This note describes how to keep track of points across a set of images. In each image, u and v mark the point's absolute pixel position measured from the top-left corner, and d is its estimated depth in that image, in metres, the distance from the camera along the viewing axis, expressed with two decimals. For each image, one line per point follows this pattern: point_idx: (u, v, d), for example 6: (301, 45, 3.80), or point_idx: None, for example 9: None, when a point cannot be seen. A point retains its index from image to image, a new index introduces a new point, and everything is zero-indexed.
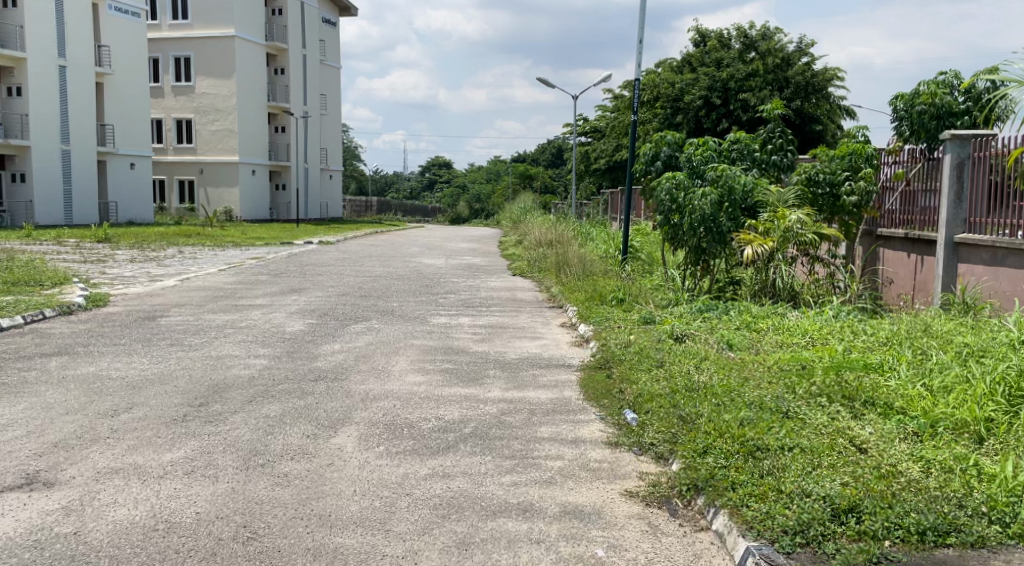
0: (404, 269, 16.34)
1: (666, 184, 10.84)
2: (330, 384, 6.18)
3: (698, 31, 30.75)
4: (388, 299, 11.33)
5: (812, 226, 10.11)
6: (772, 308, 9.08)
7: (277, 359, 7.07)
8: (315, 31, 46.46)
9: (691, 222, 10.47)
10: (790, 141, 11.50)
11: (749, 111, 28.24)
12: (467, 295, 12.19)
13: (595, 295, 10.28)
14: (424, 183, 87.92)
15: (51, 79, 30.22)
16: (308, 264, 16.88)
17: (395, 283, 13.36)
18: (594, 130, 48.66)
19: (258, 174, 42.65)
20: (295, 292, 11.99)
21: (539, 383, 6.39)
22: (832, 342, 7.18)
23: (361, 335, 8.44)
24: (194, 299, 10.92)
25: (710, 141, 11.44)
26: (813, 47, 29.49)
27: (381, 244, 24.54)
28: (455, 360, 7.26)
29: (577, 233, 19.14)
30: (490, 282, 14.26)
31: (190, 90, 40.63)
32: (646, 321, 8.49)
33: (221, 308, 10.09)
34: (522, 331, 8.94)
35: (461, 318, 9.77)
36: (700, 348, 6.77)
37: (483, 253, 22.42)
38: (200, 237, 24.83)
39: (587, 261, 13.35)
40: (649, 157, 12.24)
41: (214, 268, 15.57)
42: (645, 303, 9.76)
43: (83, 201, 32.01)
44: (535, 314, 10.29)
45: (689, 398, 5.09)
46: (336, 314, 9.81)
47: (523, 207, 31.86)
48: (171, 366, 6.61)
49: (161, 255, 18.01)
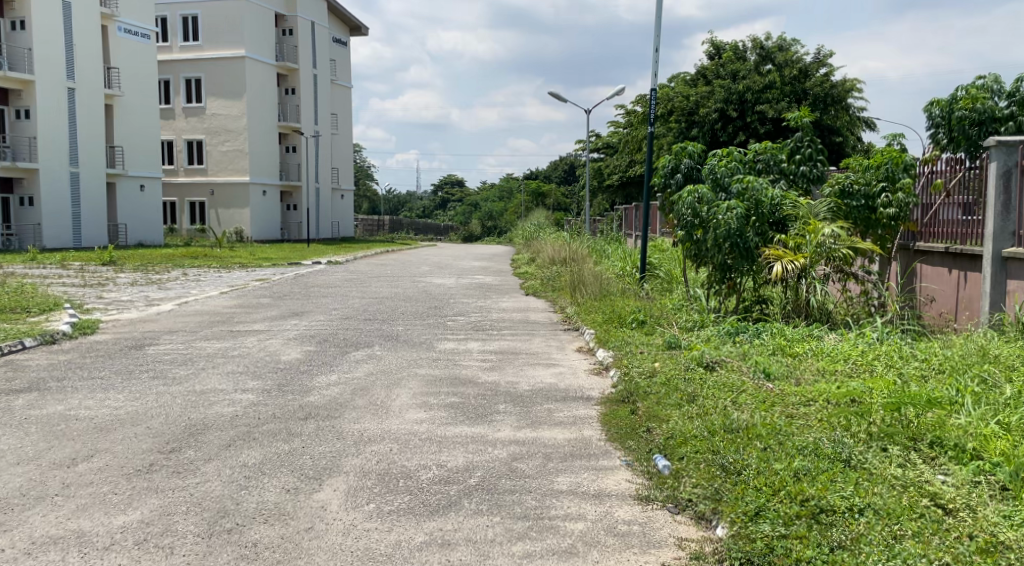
0: (413, 289, 15.73)
1: (688, 197, 10.20)
2: (321, 423, 5.53)
3: (713, 43, 30.16)
4: (393, 322, 10.69)
5: (846, 241, 9.40)
6: (807, 331, 8.34)
7: (266, 393, 6.42)
8: (326, 51, 46.30)
9: (715, 237, 9.80)
10: (820, 150, 10.79)
11: (767, 123, 27.57)
12: (477, 318, 11.53)
13: (613, 317, 9.56)
14: (436, 202, 87.68)
15: (60, 101, 29.98)
16: (314, 285, 16.29)
17: (402, 305, 12.72)
18: (607, 145, 48.11)
19: (270, 194, 42.37)
20: (296, 316, 11.37)
21: (554, 419, 5.68)
22: (879, 371, 6.47)
23: (362, 364, 7.79)
24: (188, 324, 10.32)
25: (735, 151, 10.79)
26: (831, 58, 28.80)
27: (391, 264, 23.97)
28: (461, 393, 6.57)
29: (592, 250, 18.48)
30: (500, 303, 13.64)
31: (200, 111, 40.44)
32: (672, 346, 7.80)
33: (215, 335, 9.50)
34: (536, 357, 8.28)
35: (471, 343, 9.13)
36: (734, 378, 6.09)
37: (495, 271, 21.80)
38: (206, 257, 24.33)
39: (604, 280, 12.63)
40: (669, 170, 11.56)
41: (215, 291, 15.01)
42: (669, 326, 9.07)
43: (93, 223, 31.72)
44: (550, 338, 9.62)
45: (730, 442, 4.40)
46: (337, 340, 9.19)
47: (535, 225, 31.24)
48: (148, 404, 5.97)
49: (164, 278, 17.50)
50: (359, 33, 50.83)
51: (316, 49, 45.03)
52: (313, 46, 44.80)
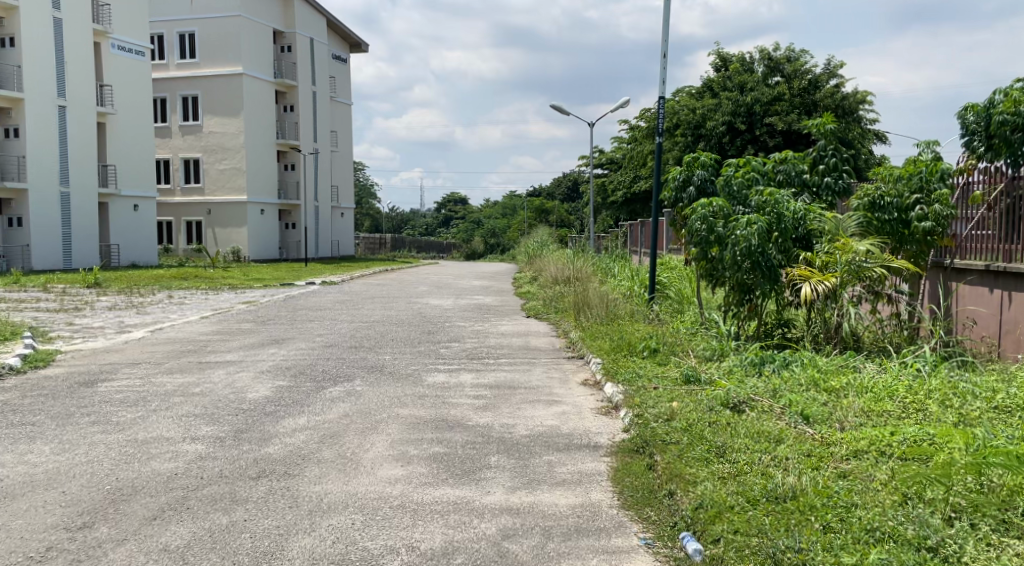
0: (408, 312, 14.81)
1: (703, 211, 9.34)
2: (274, 485, 4.59)
3: (719, 55, 29.38)
4: (380, 351, 9.75)
5: (880, 259, 8.48)
6: (842, 361, 7.40)
7: (217, 443, 5.48)
8: (325, 68, 45.71)
9: (733, 255, 8.92)
10: (847, 160, 9.88)
11: (776, 136, 26.81)
12: (473, 344, 10.60)
13: (622, 344, 8.63)
14: (440, 220, 86.97)
15: (50, 119, 29.27)
16: (302, 308, 15.37)
17: (393, 331, 11.79)
18: (611, 161, 47.36)
19: (268, 214, 41.59)
20: (276, 344, 10.44)
21: (555, 478, 4.72)
22: (938, 414, 5.52)
23: (337, 403, 6.84)
24: (156, 355, 9.40)
25: (752, 161, 9.93)
26: (841, 68, 28.07)
27: (387, 284, 23.07)
28: (448, 440, 5.61)
29: (597, 269, 17.59)
30: (500, 327, 12.73)
31: (197, 129, 39.76)
32: (690, 382, 6.89)
33: (181, 368, 8.57)
34: (536, 393, 7.32)
35: (464, 376, 8.18)
36: (769, 424, 5.16)
37: (495, 291, 20.88)
38: (197, 279, 23.48)
39: (611, 302, 11.67)
40: (680, 183, 10.68)
41: (196, 315, 14.11)
42: (685, 355, 8.15)
43: (84, 244, 30.96)
44: (552, 369, 8.67)
45: (780, 519, 3.49)
46: (315, 373, 8.25)
47: (538, 242, 30.34)
48: (74, 460, 5.05)
49: (146, 301, 16.61)
50: (359, 50, 50.28)
51: (315, 66, 44.43)
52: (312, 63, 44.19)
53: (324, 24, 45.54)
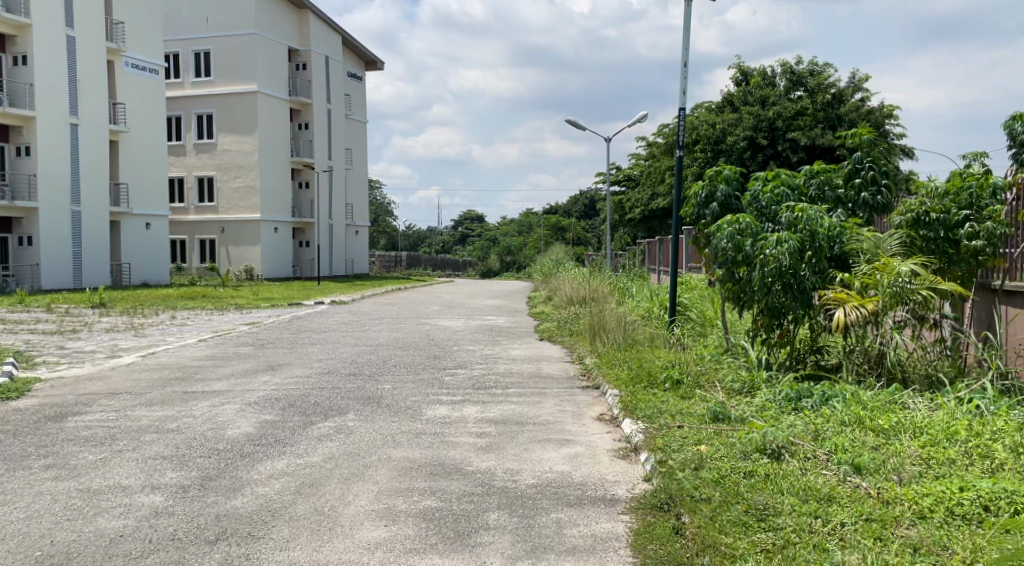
0: (416, 334, 14.12)
1: (729, 228, 8.63)
2: (232, 552, 3.88)
3: (740, 69, 28.37)
4: (380, 379, 9.04)
5: (926, 280, 7.68)
6: (888, 397, 6.65)
7: (179, 494, 4.79)
8: (340, 86, 45.52)
9: (762, 276, 8.21)
10: (885, 174, 9.10)
11: (799, 151, 26.10)
12: (481, 371, 9.89)
13: (642, 375, 7.90)
14: (456, 237, 86.84)
15: (62, 137, 28.99)
16: (305, 330, 14.72)
17: (397, 356, 11.10)
18: (628, 178, 46.74)
19: (281, 232, 41.22)
20: (270, 371, 9.79)
21: (564, 544, 4.00)
22: (1013, 467, 4.77)
23: (323, 443, 6.13)
24: (140, 384, 8.74)
25: (782, 174, 9.19)
26: (866, 82, 27.33)
27: (398, 303, 22.46)
28: (443, 492, 4.88)
29: (614, 289, 16.91)
30: (510, 351, 12.01)
31: (211, 147, 39.54)
32: (718, 420, 6.16)
33: (163, 399, 7.92)
34: (546, 431, 6.58)
35: (468, 409, 7.46)
36: (816, 478, 4.45)
37: (509, 311, 20.19)
38: (205, 298, 22.96)
39: (628, 324, 10.90)
40: (703, 199, 9.97)
41: (194, 338, 13.50)
42: (712, 388, 7.42)
43: (94, 263, 30.65)
44: (564, 401, 7.95)
45: None
46: (305, 406, 7.55)
47: (554, 261, 29.66)
48: (7, 517, 4.38)
49: (146, 323, 16.05)
50: (374, 68, 50.09)
51: (331, 85, 44.23)
52: (328, 82, 44.01)
53: (339, 42, 45.36)
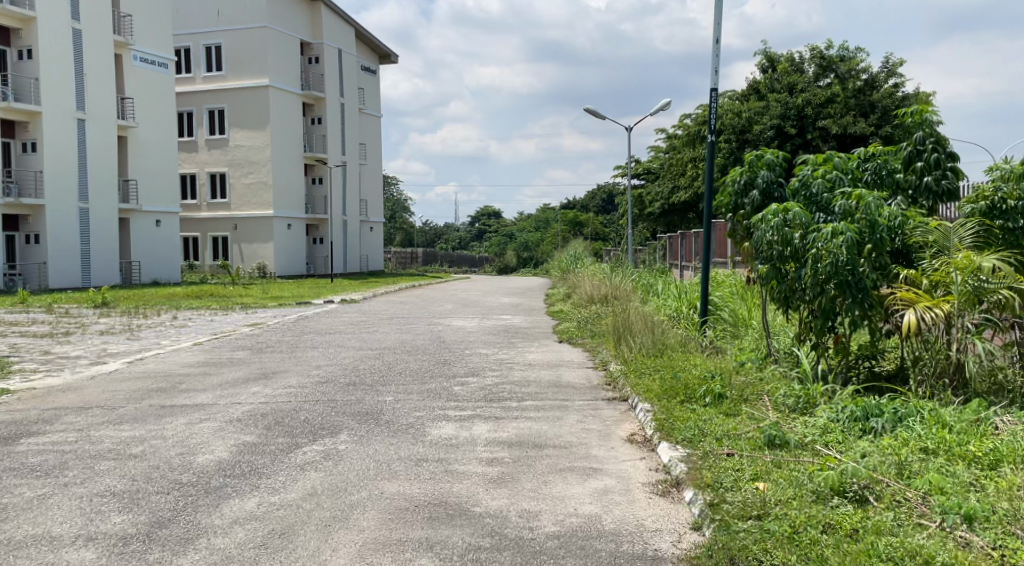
0: (426, 336, 13.19)
1: (774, 220, 7.76)
2: None
3: (765, 55, 27.23)
4: (382, 390, 8.10)
5: (1006, 278, 6.74)
6: (977, 417, 5.67)
7: (117, 549, 3.88)
8: (354, 80, 44.74)
9: (815, 272, 7.34)
10: (951, 156, 8.07)
11: (830, 140, 24.90)
12: (495, 380, 8.95)
13: (679, 386, 6.96)
14: (473, 234, 86.02)
15: (68, 133, 28.27)
16: (310, 333, 13.83)
17: (403, 362, 10.17)
18: (648, 171, 45.56)
19: (295, 228, 40.48)
20: (264, 380, 8.89)
21: None
22: None
23: (306, 473, 5.20)
24: (115, 396, 7.85)
25: (834, 158, 8.23)
26: (900, 67, 26.09)
27: (411, 302, 21.59)
28: (441, 546, 3.93)
29: (637, 286, 15.96)
30: (528, 355, 11.08)
31: (223, 143, 38.86)
32: (774, 447, 5.26)
33: (136, 415, 6.99)
34: (569, 457, 5.62)
35: (478, 429, 6.51)
36: (929, 541, 3.49)
37: (526, 310, 19.26)
38: (212, 297, 22.19)
39: (656, 326, 9.93)
40: (741, 186, 8.97)
41: (189, 341, 12.63)
42: (760, 404, 6.50)
43: (103, 262, 29.99)
44: (589, 416, 7.00)
45: None
46: (292, 424, 6.63)
47: (573, 256, 28.68)
48: None
49: (143, 324, 15.22)
50: (388, 61, 49.27)
51: (344, 78, 43.40)
52: (341, 75, 43.18)
53: (352, 35, 44.50)
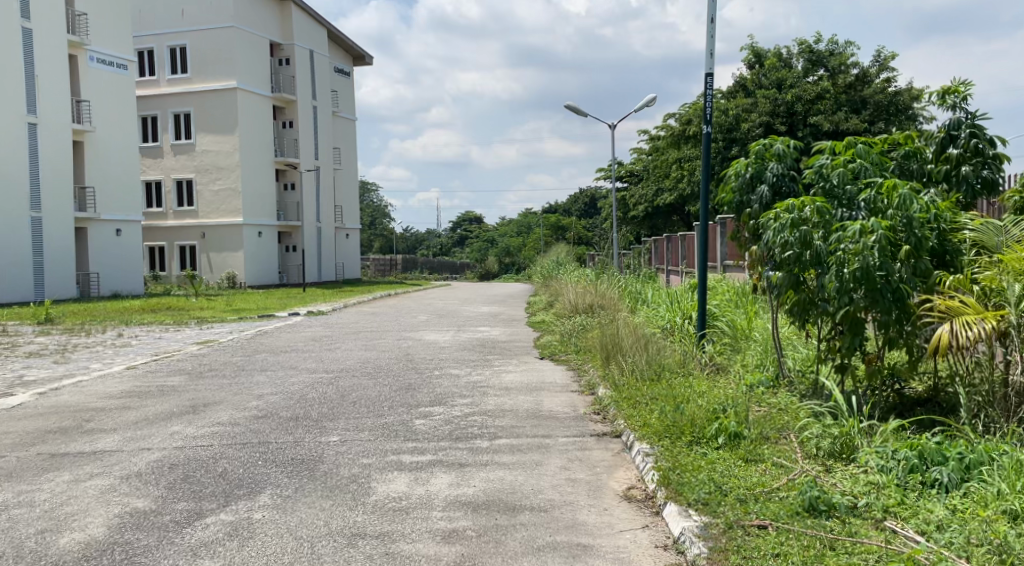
0: (392, 354, 11.82)
1: (788, 219, 6.55)
2: None
3: (753, 50, 26.20)
4: (327, 429, 6.77)
5: None
6: None
7: None
8: (327, 82, 43.27)
9: (841, 278, 6.08)
10: (992, 143, 6.89)
11: (821, 137, 23.87)
12: (466, 411, 7.62)
13: (684, 422, 5.69)
14: (455, 240, 84.52)
15: (19, 138, 26.65)
16: (264, 351, 12.46)
17: (361, 388, 8.82)
18: (631, 174, 44.45)
19: (266, 236, 38.93)
20: (192, 415, 7.52)
21: None
22: None
23: (198, 565, 3.87)
24: (1, 442, 6.47)
25: (858, 144, 7.00)
26: (892, 60, 25.16)
27: (383, 312, 20.24)
28: None
29: (624, 292, 14.76)
30: (504, 376, 9.77)
31: (189, 148, 37.28)
32: (817, 513, 4.02)
33: (12, 470, 5.62)
34: (552, 529, 4.31)
35: (437, 483, 5.18)
36: None
37: (505, 320, 17.97)
38: (170, 311, 20.75)
39: (650, 343, 8.68)
40: (746, 181, 7.75)
41: (125, 364, 11.22)
42: (787, 448, 5.24)
43: (59, 274, 28.40)
44: (575, 461, 5.75)
45: None
46: (205, 480, 5.29)
47: (555, 262, 27.52)
48: None
49: (82, 344, 13.79)
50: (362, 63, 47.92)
51: (316, 80, 41.96)
52: (313, 77, 41.75)
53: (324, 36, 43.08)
